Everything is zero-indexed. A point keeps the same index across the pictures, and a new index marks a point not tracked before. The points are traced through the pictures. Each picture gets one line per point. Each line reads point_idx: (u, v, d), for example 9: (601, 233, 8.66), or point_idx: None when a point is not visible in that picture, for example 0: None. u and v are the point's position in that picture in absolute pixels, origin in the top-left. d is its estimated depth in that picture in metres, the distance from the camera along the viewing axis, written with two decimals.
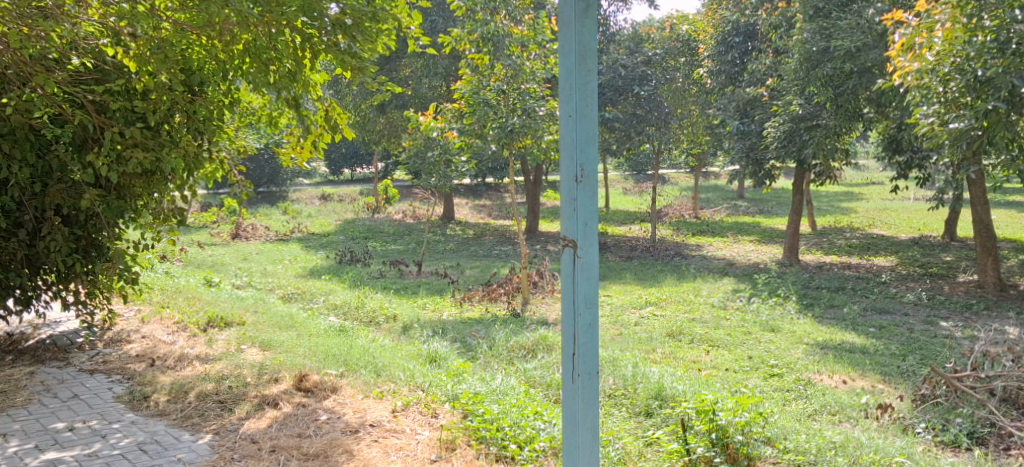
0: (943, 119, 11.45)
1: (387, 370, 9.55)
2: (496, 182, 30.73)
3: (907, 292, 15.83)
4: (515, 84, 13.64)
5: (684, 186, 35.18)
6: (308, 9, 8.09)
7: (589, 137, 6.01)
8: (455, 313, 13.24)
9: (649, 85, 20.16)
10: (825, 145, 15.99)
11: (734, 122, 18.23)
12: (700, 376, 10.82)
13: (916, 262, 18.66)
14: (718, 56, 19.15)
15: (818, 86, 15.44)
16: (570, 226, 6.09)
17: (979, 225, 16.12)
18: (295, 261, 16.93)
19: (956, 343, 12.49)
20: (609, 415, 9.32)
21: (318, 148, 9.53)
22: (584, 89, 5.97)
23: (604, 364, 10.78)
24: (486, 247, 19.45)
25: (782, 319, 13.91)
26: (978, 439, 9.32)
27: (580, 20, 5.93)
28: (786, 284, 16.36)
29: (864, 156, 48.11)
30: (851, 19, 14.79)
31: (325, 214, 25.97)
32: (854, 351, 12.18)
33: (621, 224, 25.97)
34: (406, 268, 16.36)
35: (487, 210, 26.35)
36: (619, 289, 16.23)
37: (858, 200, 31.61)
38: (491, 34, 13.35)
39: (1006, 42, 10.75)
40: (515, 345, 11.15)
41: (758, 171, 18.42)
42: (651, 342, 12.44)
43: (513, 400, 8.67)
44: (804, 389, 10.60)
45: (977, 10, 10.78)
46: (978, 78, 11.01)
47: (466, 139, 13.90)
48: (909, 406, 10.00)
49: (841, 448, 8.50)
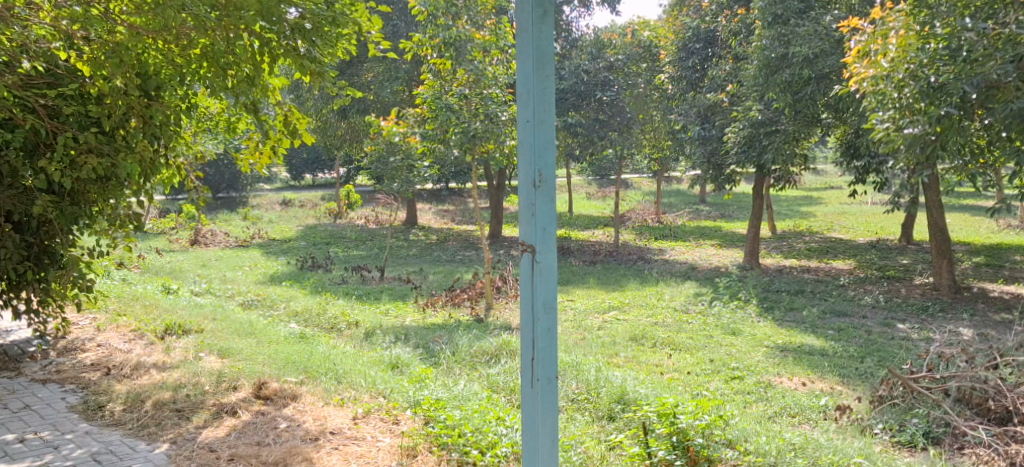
0: (898, 124, 11.42)
1: (348, 377, 9.50)
2: (459, 188, 30.77)
3: (865, 295, 16.02)
4: (477, 90, 13.59)
5: (646, 191, 35.40)
6: (266, 13, 8.00)
7: (546, 142, 6.12)
8: (418, 319, 13.22)
9: (612, 90, 20.20)
10: (784, 151, 16.09)
11: (695, 127, 18.32)
12: (661, 380, 10.88)
13: (874, 265, 18.90)
14: (679, 62, 19.26)
15: (777, 92, 15.56)
16: (529, 231, 6.18)
17: (934, 229, 16.34)
18: (255, 267, 16.80)
19: (912, 345, 12.67)
20: (572, 420, 9.36)
21: (277, 154, 9.52)
22: (542, 94, 6.08)
23: (566, 367, 10.79)
24: (449, 253, 19.44)
25: (743, 322, 14.03)
26: (933, 439, 9.48)
27: (538, 26, 6.05)
28: (746, 288, 16.50)
29: (823, 161, 48.65)
30: (808, 26, 15.01)
31: (285, 220, 25.79)
32: (813, 353, 12.31)
33: (584, 228, 26.08)
34: (369, 274, 16.30)
35: (450, 215, 26.35)
36: (582, 293, 16.28)
37: (818, 204, 32.01)
38: (454, 39, 13.35)
39: (958, 49, 10.87)
40: (477, 350, 11.14)
41: (719, 176, 18.54)
42: (614, 346, 12.48)
43: (475, 405, 8.65)
44: (764, 391, 10.69)
45: (930, 18, 11.35)
46: (930, 85, 10.96)
47: (429, 144, 13.96)
48: (867, 407, 10.11)
49: (800, 450, 8.59)
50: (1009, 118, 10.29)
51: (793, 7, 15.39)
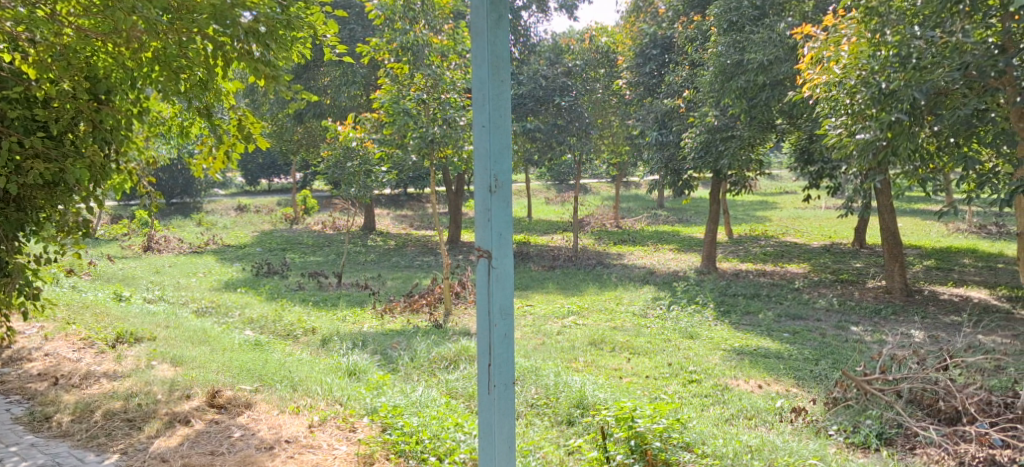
0: (851, 129, 11.56)
1: (304, 385, 9.42)
2: (417, 193, 30.68)
3: (819, 298, 16.19)
4: (435, 94, 13.54)
5: (604, 196, 35.54)
6: (219, 16, 7.94)
7: (502, 147, 6.21)
8: (376, 325, 13.15)
9: (570, 96, 20.24)
10: (740, 156, 16.29)
11: (653, 132, 18.38)
12: (620, 384, 10.92)
13: (828, 269, 19.11)
14: (636, 68, 19.34)
15: (732, 98, 15.67)
16: (485, 237, 6.26)
17: (887, 233, 16.55)
18: (209, 274, 16.60)
19: (866, 347, 12.82)
20: (531, 425, 9.34)
21: (231, 159, 9.48)
22: (498, 99, 6.18)
23: (525, 372, 10.77)
24: (407, 259, 19.35)
25: (700, 326, 14.11)
26: (886, 440, 9.58)
27: (492, 32, 6.14)
28: (703, 292, 16.59)
29: (777, 167, 49.16)
30: (762, 33, 15.22)
31: (241, 226, 25.54)
32: (769, 356, 12.41)
33: (543, 233, 26.12)
34: (326, 280, 16.17)
35: (408, 220, 26.26)
36: (541, 298, 16.28)
37: (773, 209, 32.35)
38: (411, 43, 13.31)
39: (908, 57, 10.79)
40: (436, 356, 11.09)
41: (677, 182, 18.64)
42: (573, 351, 12.50)
43: (433, 412, 8.61)
44: (721, 394, 10.75)
45: (880, 25, 11.05)
46: (883, 91, 10.99)
47: (387, 149, 13.86)
48: (821, 408, 10.21)
49: (757, 452, 8.66)
50: (957, 125, 10.73)
51: (747, 15, 15.70)
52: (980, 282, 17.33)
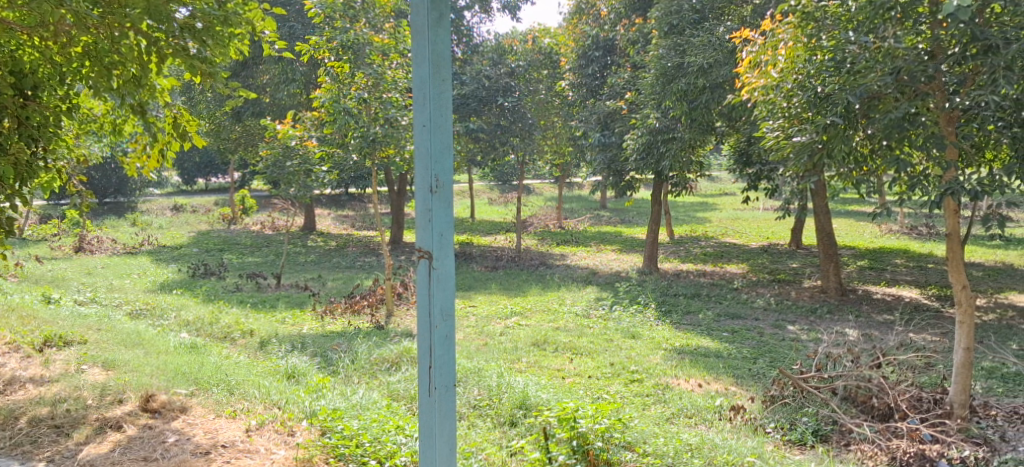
0: (788, 132, 10.55)
1: (241, 388, 9.23)
2: (358, 193, 30.44)
3: (757, 297, 16.35)
4: (376, 93, 13.35)
5: (548, 197, 35.60)
6: (153, 12, 7.67)
7: (443, 147, 6.19)
8: (316, 327, 12.97)
9: (513, 97, 20.10)
10: (681, 158, 16.48)
11: (595, 133, 18.37)
12: (563, 384, 10.88)
13: (766, 269, 19.29)
14: (579, 70, 19.25)
15: (673, 100, 15.73)
16: (425, 238, 6.24)
17: (822, 234, 16.75)
18: (144, 275, 16.24)
19: (802, 345, 12.98)
20: (473, 427, 9.27)
21: (166, 158, 9.27)
22: (439, 99, 6.15)
23: (467, 373, 10.65)
24: (349, 259, 19.14)
25: (642, 326, 14.13)
26: (821, 437, 9.69)
27: (433, 30, 6.12)
28: (645, 292, 16.66)
29: (716, 169, 49.70)
30: (703, 37, 15.38)
31: (177, 226, 25.09)
32: (709, 355, 12.47)
33: (486, 233, 26.06)
34: (264, 281, 15.93)
35: (350, 221, 26.03)
36: (484, 299, 16.19)
37: (713, 209, 32.68)
38: (351, 42, 13.18)
39: (842, 62, 9.89)
40: (377, 357, 10.95)
41: (619, 182, 18.82)
42: (516, 352, 12.43)
43: (373, 414, 8.52)
44: (662, 393, 10.78)
45: (816, 30, 10.38)
46: (818, 95, 10.07)
47: (327, 149, 13.76)
48: (760, 407, 10.25)
49: (696, 450, 8.69)
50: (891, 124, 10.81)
51: (688, 18, 15.92)
52: (911, 282, 17.61)
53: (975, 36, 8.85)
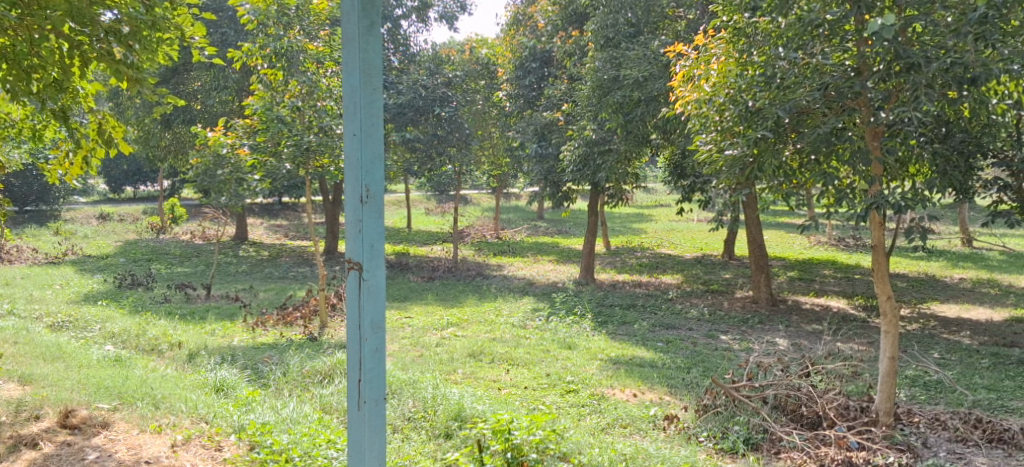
0: (719, 146, 10.41)
1: (167, 402, 8.96)
2: (292, 202, 30.08)
3: (691, 308, 16.45)
4: (310, 101, 13.24)
5: (485, 208, 35.53)
6: (76, 15, 7.58)
7: (374, 156, 6.26)
8: (247, 339, 12.72)
9: (450, 107, 19.87)
10: (617, 169, 16.51)
11: (532, 144, 18.36)
12: (499, 395, 10.81)
13: (700, 279, 19.44)
14: (516, 81, 19.18)
15: (609, 112, 15.83)
16: (355, 249, 6.29)
17: (754, 245, 16.92)
18: (66, 286, 15.78)
19: (734, 355, 13.10)
20: (407, 439, 9.15)
21: (89, 165, 9.05)
22: (369, 108, 6.23)
23: (401, 385, 10.48)
24: (281, 269, 18.85)
25: (578, 337, 14.10)
26: (752, 445, 9.74)
27: (363, 38, 6.19)
28: (581, 303, 16.65)
29: (652, 181, 50.11)
30: (638, 50, 15.56)
31: (103, 235, 24.49)
32: (644, 365, 12.50)
33: (422, 243, 25.92)
34: (194, 292, 15.62)
35: (283, 230, 25.68)
36: (420, 310, 16.04)
37: (648, 221, 32.94)
38: (285, 49, 12.94)
39: (772, 77, 9.90)
40: (309, 370, 10.73)
41: (556, 193, 18.81)
42: (452, 363, 12.33)
43: (303, 428, 8.42)
44: (598, 404, 10.75)
45: (748, 45, 10.32)
46: (749, 109, 10.02)
47: (259, 157, 13.32)
48: (692, 416, 10.30)
49: (631, 460, 8.69)
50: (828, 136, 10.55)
51: (624, 32, 16.04)
52: (839, 292, 17.91)
53: (898, 55, 9.01)
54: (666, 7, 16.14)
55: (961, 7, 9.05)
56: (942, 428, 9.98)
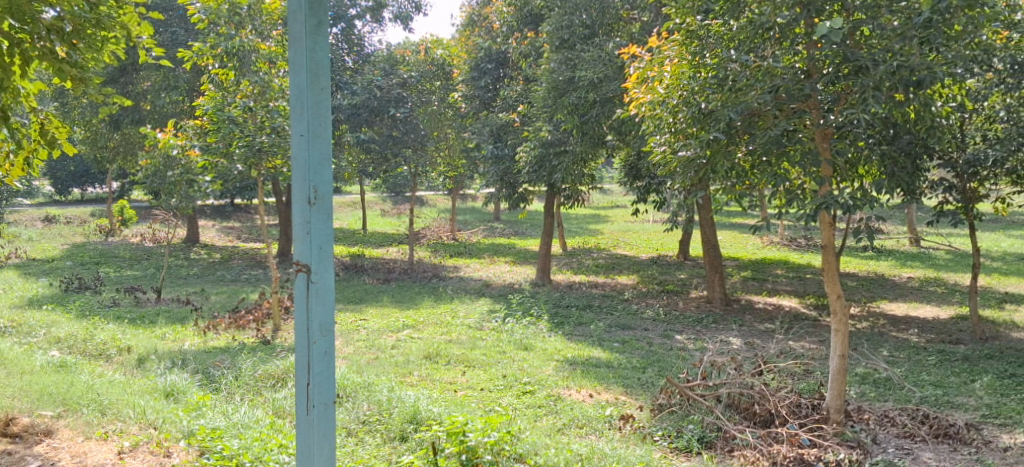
0: (673, 148, 10.47)
1: (114, 408, 8.81)
2: (244, 204, 29.79)
3: (647, 308, 16.51)
4: (262, 102, 13.05)
5: (441, 209, 35.42)
6: (17, 12, 7.49)
7: (322, 157, 6.37)
8: (198, 343, 12.56)
9: (405, 107, 19.78)
10: (573, 171, 16.53)
11: (488, 145, 18.30)
12: (455, 397, 10.76)
13: (655, 280, 19.54)
14: (471, 82, 19.06)
15: (564, 114, 15.86)
16: (304, 251, 6.39)
17: (708, 246, 17.01)
18: (11, 291, 15.46)
19: (689, 354, 13.17)
20: (362, 443, 9.08)
21: (30, 166, 8.85)
22: (317, 107, 6.34)
23: (356, 388, 10.38)
24: (234, 272, 18.63)
25: (534, 338, 14.08)
26: (706, 444, 9.81)
27: (311, 37, 6.30)
28: (538, 304, 16.65)
29: (608, 182, 50.27)
30: (593, 52, 15.61)
31: (50, 238, 24.05)
32: (600, 366, 12.52)
33: (378, 245, 25.79)
34: (144, 295, 15.39)
35: (235, 232, 25.42)
36: (376, 312, 15.92)
37: (604, 222, 33.05)
38: (236, 49, 12.78)
39: (724, 79, 9.97)
40: (262, 374, 10.60)
41: (512, 195, 18.82)
42: (408, 365, 12.26)
43: (255, 433, 8.33)
44: (554, 404, 10.74)
45: (700, 48, 10.40)
46: (701, 110, 10.04)
47: (209, 158, 13.07)
48: (647, 415, 10.35)
49: (587, 460, 8.68)
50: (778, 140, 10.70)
51: (579, 33, 16.05)
52: (791, 291, 18.09)
53: (847, 57, 9.19)
54: (621, 9, 16.07)
55: (907, 11, 9.12)
56: (890, 425, 10.11)
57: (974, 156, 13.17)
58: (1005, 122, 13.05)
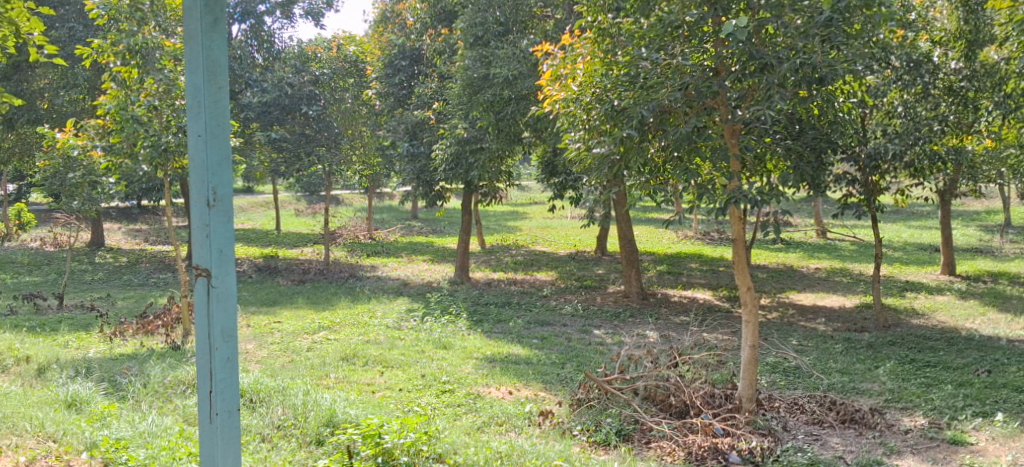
0: (588, 145, 10.40)
1: (9, 421, 8.44)
2: (152, 206, 29.04)
3: (565, 304, 16.53)
4: (168, 100, 12.65)
5: (357, 208, 35.04)
6: None
7: (220, 158, 6.21)
8: (104, 350, 12.16)
9: (318, 105, 19.48)
10: (489, 168, 16.27)
11: (403, 143, 18.10)
12: (373, 399, 10.59)
13: (573, 276, 19.59)
14: (385, 79, 18.80)
15: (479, 111, 15.81)
16: (204, 255, 6.23)
17: (625, 241, 17.07)
18: None
19: (606, 349, 13.23)
20: (276, 448, 8.86)
21: None
22: (215, 106, 6.18)
23: (271, 392, 10.13)
24: (141, 276, 18.11)
25: (453, 337, 13.97)
26: (624, 436, 9.81)
27: (208, 34, 6.15)
28: (456, 302, 16.53)
29: (527, 179, 50.27)
30: (507, 49, 15.59)
31: None
32: (519, 362, 12.46)
33: (293, 245, 25.37)
34: (45, 302, 14.84)
35: (143, 235, 24.76)
36: (290, 314, 15.61)
37: (522, 219, 33.07)
38: (139, 45, 12.31)
39: (636, 77, 9.89)
40: (172, 380, 10.30)
41: (429, 193, 18.47)
42: (324, 367, 12.05)
43: (162, 442, 8.10)
44: (473, 403, 10.65)
45: (612, 46, 10.38)
46: (614, 108, 9.95)
47: (113, 159, 12.64)
48: (566, 410, 10.31)
49: (506, 457, 8.62)
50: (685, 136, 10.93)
51: (493, 30, 15.98)
52: (705, 284, 18.31)
53: (752, 55, 9.24)
54: (534, 6, 16.20)
55: (809, 10, 9.27)
56: (800, 412, 10.27)
57: (875, 149, 13.30)
58: (902, 116, 13.54)
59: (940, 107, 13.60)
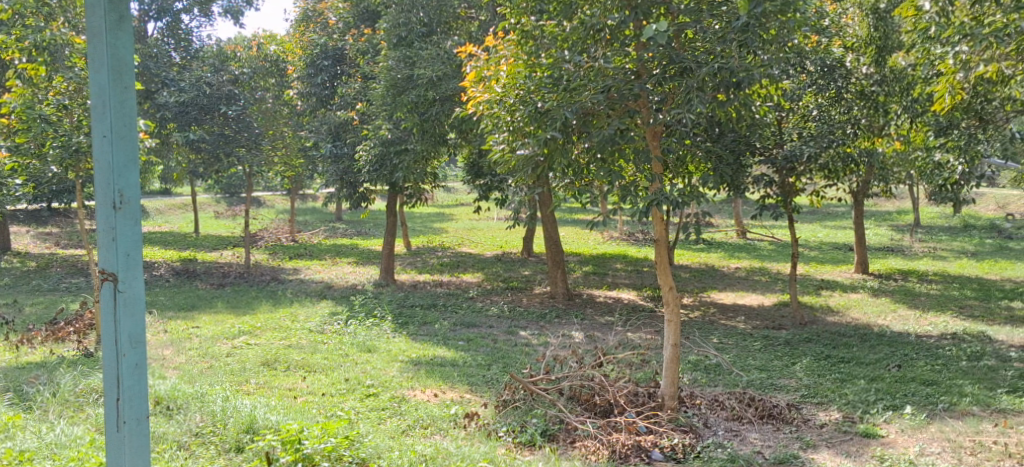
0: (512, 146, 10.26)
1: None
2: (63, 209, 28.26)
3: (491, 305, 16.50)
4: (79, 98, 12.37)
5: (278, 210, 34.55)
6: None
7: (127, 159, 6.06)
8: (11, 359, 11.74)
9: (238, 105, 19.04)
10: (414, 170, 16.13)
11: (326, 144, 17.88)
12: (294, 404, 10.42)
13: (499, 277, 19.56)
14: (307, 78, 18.35)
15: (404, 112, 15.63)
16: (111, 259, 6.06)
17: (550, 241, 17.11)
18: None
19: (532, 350, 13.23)
20: (194, 456, 8.67)
21: None
22: (120, 106, 6.03)
23: (189, 398, 9.89)
24: (52, 281, 17.56)
25: (377, 340, 13.83)
26: (549, 436, 9.80)
27: (112, 33, 6.00)
28: (380, 305, 16.37)
29: (452, 179, 50.12)
30: (431, 50, 15.54)
31: None
32: (445, 365, 12.38)
33: (212, 248, 24.90)
34: None
35: (54, 238, 24.06)
36: (210, 319, 15.29)
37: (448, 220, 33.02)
38: (46, 42, 11.78)
39: (559, 79, 9.91)
40: (83, 388, 9.99)
41: (353, 195, 18.26)
42: (244, 373, 11.83)
43: (71, 453, 7.88)
44: (398, 406, 10.54)
45: (535, 47, 10.21)
46: (537, 110, 9.89)
47: (19, 160, 12.23)
48: (492, 412, 10.27)
49: (431, 461, 8.53)
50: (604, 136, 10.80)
51: (416, 31, 15.88)
52: (629, 284, 18.44)
53: (672, 59, 9.42)
54: (458, 7, 16.13)
55: (727, 15, 9.37)
56: (720, 409, 10.30)
57: (791, 151, 13.67)
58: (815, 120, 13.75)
59: (853, 110, 13.71)
